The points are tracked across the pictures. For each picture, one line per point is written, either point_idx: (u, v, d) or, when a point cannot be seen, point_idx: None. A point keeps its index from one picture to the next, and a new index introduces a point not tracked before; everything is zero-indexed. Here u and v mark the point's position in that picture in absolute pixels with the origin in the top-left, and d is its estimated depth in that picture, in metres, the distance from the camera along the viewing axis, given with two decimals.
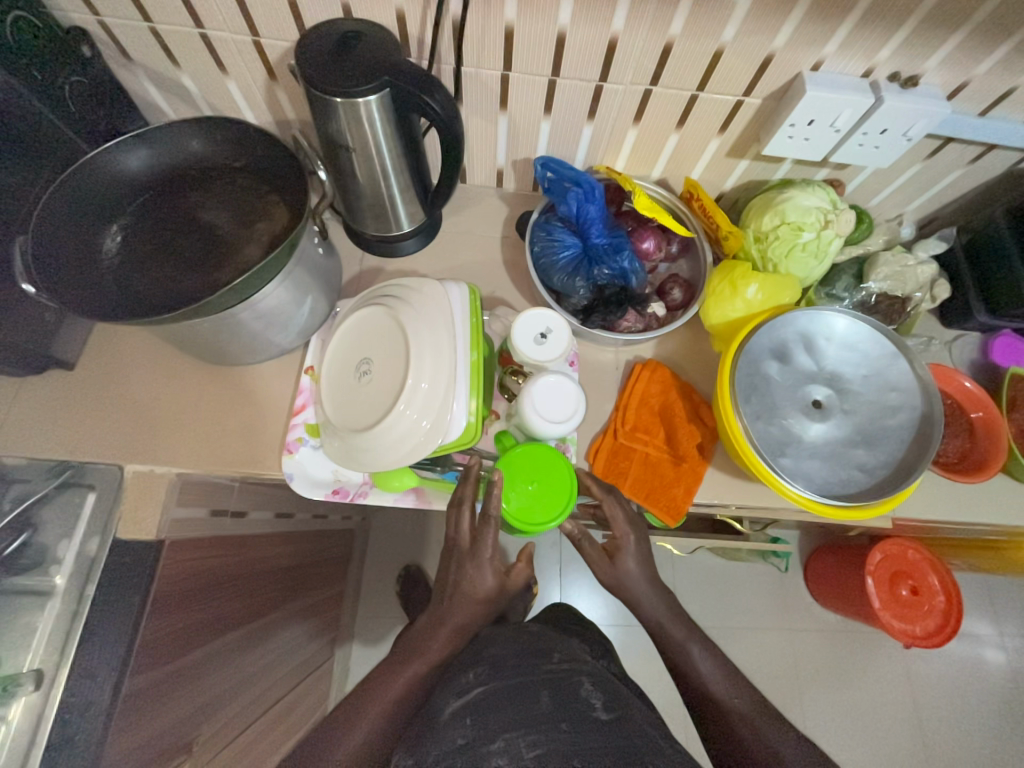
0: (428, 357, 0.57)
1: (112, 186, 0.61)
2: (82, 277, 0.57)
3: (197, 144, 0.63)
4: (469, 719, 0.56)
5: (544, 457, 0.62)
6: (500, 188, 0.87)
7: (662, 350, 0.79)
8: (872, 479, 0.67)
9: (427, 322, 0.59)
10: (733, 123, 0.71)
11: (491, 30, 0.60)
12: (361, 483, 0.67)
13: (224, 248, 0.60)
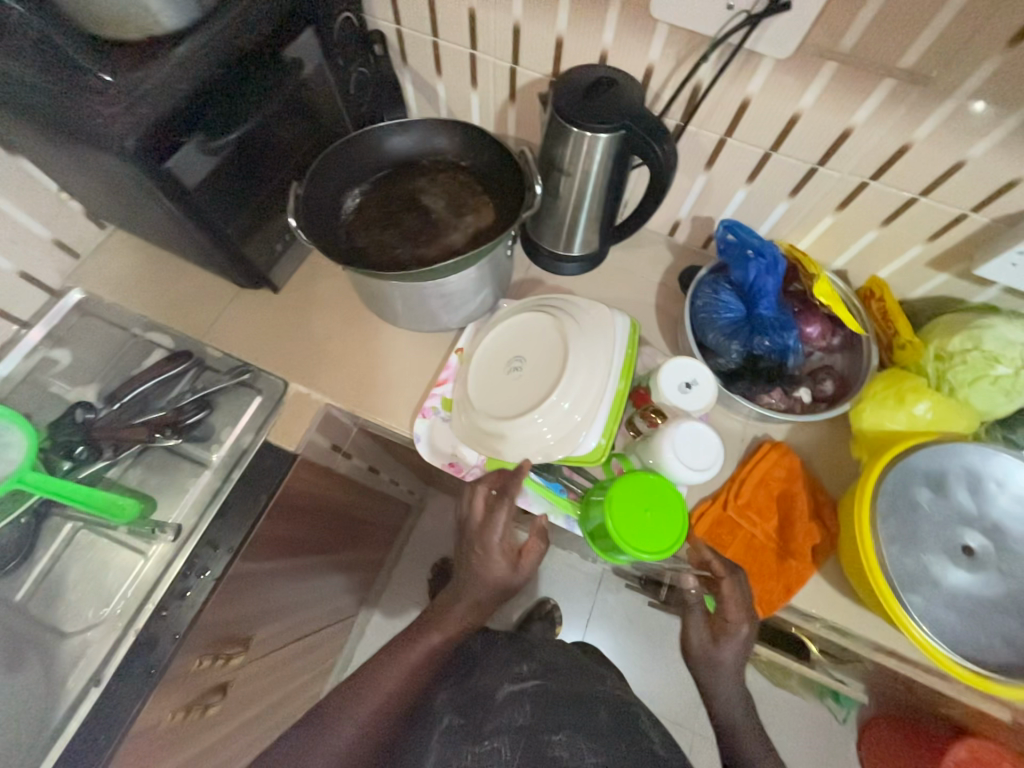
0: (581, 374, 0.61)
1: (366, 156, 0.72)
2: (323, 226, 0.68)
3: (438, 140, 0.73)
4: (530, 701, 0.75)
5: (662, 491, 0.59)
6: (670, 238, 0.90)
7: (793, 437, 0.76)
8: (1015, 656, 0.59)
9: (588, 343, 0.62)
10: (947, 234, 0.67)
11: (727, 98, 0.64)
12: (474, 464, 0.72)
13: (435, 231, 0.69)
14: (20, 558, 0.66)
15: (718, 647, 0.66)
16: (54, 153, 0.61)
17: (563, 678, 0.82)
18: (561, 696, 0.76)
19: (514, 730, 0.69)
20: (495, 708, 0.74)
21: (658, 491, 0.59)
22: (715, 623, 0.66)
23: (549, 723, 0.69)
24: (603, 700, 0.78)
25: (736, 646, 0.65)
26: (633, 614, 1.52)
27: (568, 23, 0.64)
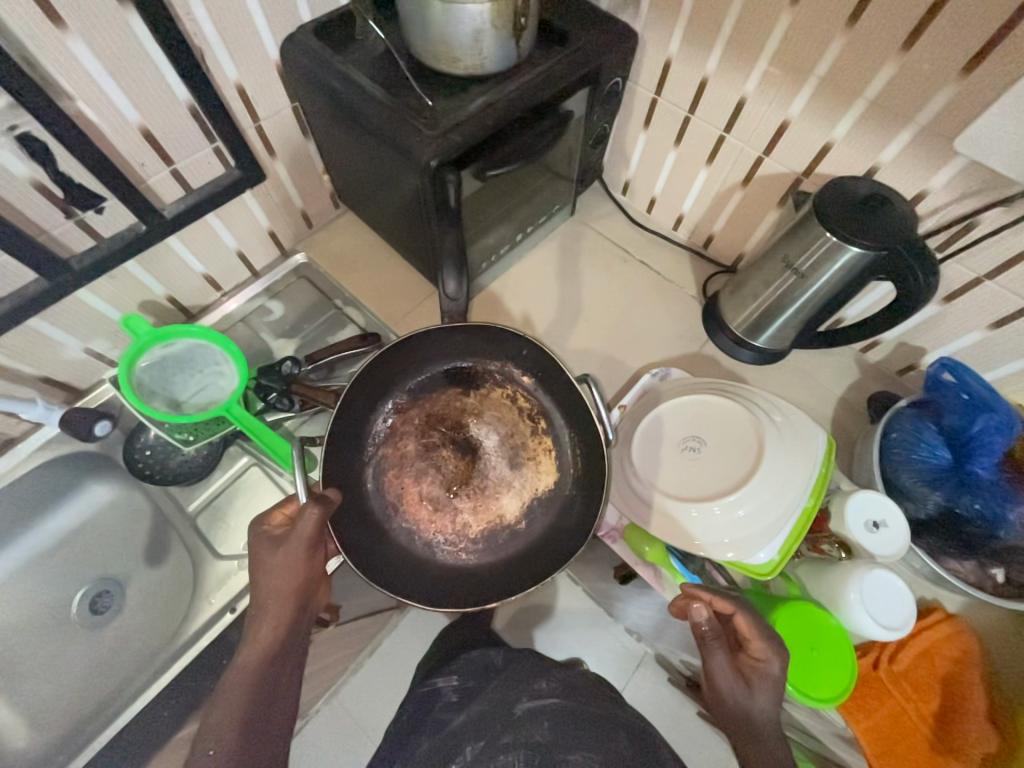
0: (774, 480, 0.60)
1: (420, 363, 0.73)
2: (361, 466, 0.70)
3: (502, 360, 0.75)
4: (546, 723, 0.78)
5: (831, 636, 0.56)
6: (860, 354, 0.84)
7: (973, 613, 0.66)
8: None
9: (786, 450, 0.61)
10: None
11: (1006, 243, 0.59)
12: (613, 527, 0.71)
13: (484, 485, 0.71)
14: (204, 473, 0.77)
15: (751, 694, 0.52)
16: (349, 146, 0.70)
17: (586, 705, 0.81)
18: (584, 721, 0.78)
19: (530, 747, 0.76)
20: (513, 723, 0.79)
21: (829, 634, 0.57)
22: (745, 665, 0.54)
23: (563, 741, 0.76)
24: (625, 726, 0.79)
25: (771, 687, 0.52)
26: (666, 712, 1.40)
27: (848, 133, 0.64)
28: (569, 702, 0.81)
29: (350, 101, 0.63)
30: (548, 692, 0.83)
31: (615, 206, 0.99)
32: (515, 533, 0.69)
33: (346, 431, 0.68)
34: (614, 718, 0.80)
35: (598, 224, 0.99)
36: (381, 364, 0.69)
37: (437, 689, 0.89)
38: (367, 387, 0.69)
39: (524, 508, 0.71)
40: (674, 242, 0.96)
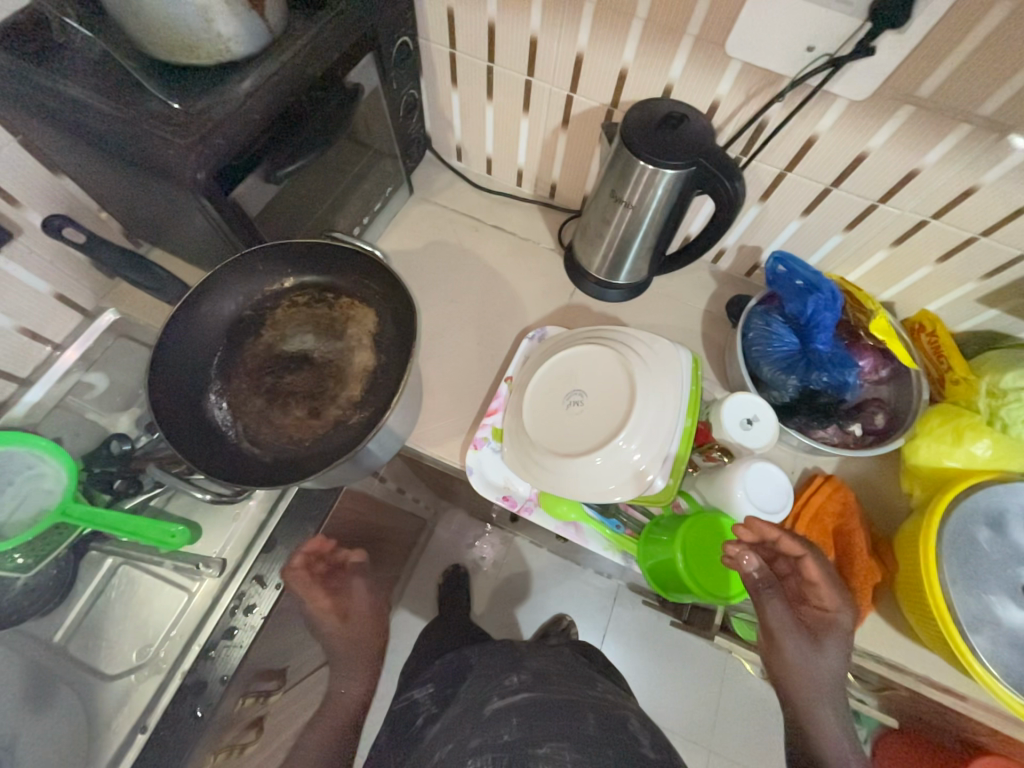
0: (650, 415, 0.61)
1: (200, 336, 0.59)
2: (209, 464, 0.55)
3: (249, 282, 0.61)
4: (514, 720, 0.75)
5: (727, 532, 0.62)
6: (712, 264, 0.89)
7: (843, 469, 0.76)
8: None
9: (655, 381, 0.63)
10: (1001, 274, 0.68)
11: (794, 135, 0.63)
12: (528, 498, 0.71)
13: (333, 369, 0.60)
14: (62, 595, 0.66)
15: (821, 649, 0.62)
16: (104, 174, 0.58)
17: (555, 688, 0.83)
18: (552, 712, 0.76)
19: (498, 747, 0.71)
20: (483, 725, 0.76)
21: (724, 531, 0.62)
22: (812, 619, 0.63)
23: (533, 735, 0.72)
24: (591, 707, 0.79)
25: (839, 640, 0.61)
26: (648, 631, 1.51)
27: (636, 55, 0.63)
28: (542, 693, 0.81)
29: (76, 121, 0.52)
30: (520, 691, 0.81)
31: (455, 174, 0.95)
32: (397, 351, 0.60)
33: (176, 439, 0.54)
34: (582, 702, 0.80)
35: (442, 197, 0.94)
36: (154, 382, 0.54)
37: (414, 703, 0.94)
38: (163, 410, 0.54)
39: (374, 350, 0.61)
40: (522, 199, 0.93)
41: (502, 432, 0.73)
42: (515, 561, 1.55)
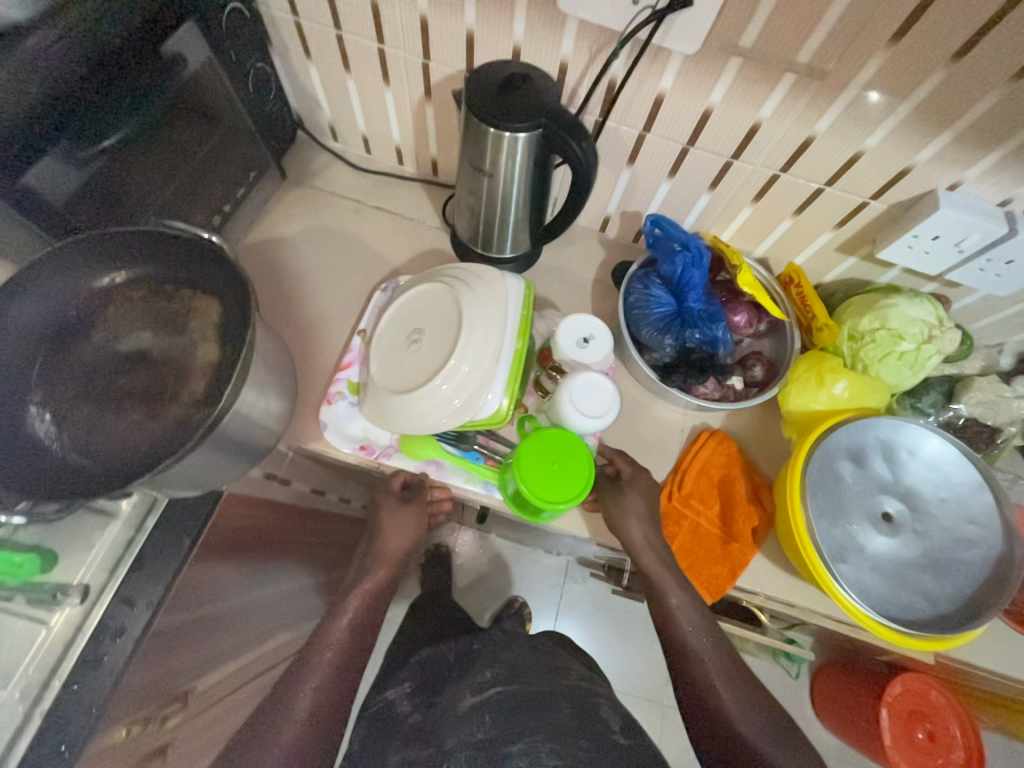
0: (476, 339, 0.62)
1: (10, 342, 0.53)
2: (25, 483, 0.50)
3: (69, 281, 0.55)
4: (487, 716, 0.71)
5: (564, 440, 0.66)
6: (602, 233, 0.90)
7: (730, 423, 0.78)
8: (934, 611, 0.62)
9: (481, 308, 0.64)
10: (851, 221, 0.72)
11: (643, 92, 0.64)
12: (387, 444, 0.72)
13: (174, 367, 0.56)
14: None
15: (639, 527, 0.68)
16: None
17: (534, 679, 0.78)
18: (525, 704, 0.72)
19: (474, 746, 0.67)
20: (455, 723, 0.71)
21: (562, 443, 0.66)
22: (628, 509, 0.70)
23: (506, 732, 0.68)
24: (564, 694, 0.75)
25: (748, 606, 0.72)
26: (599, 601, 1.54)
27: (478, 17, 0.62)
28: (513, 685, 0.76)
29: None
30: (491, 683, 0.77)
31: (332, 155, 0.90)
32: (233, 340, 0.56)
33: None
34: (553, 690, 0.76)
35: (320, 179, 0.89)
36: None
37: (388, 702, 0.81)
38: None
39: (219, 344, 0.56)
40: (405, 177, 0.90)
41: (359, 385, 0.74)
42: (463, 551, 1.53)
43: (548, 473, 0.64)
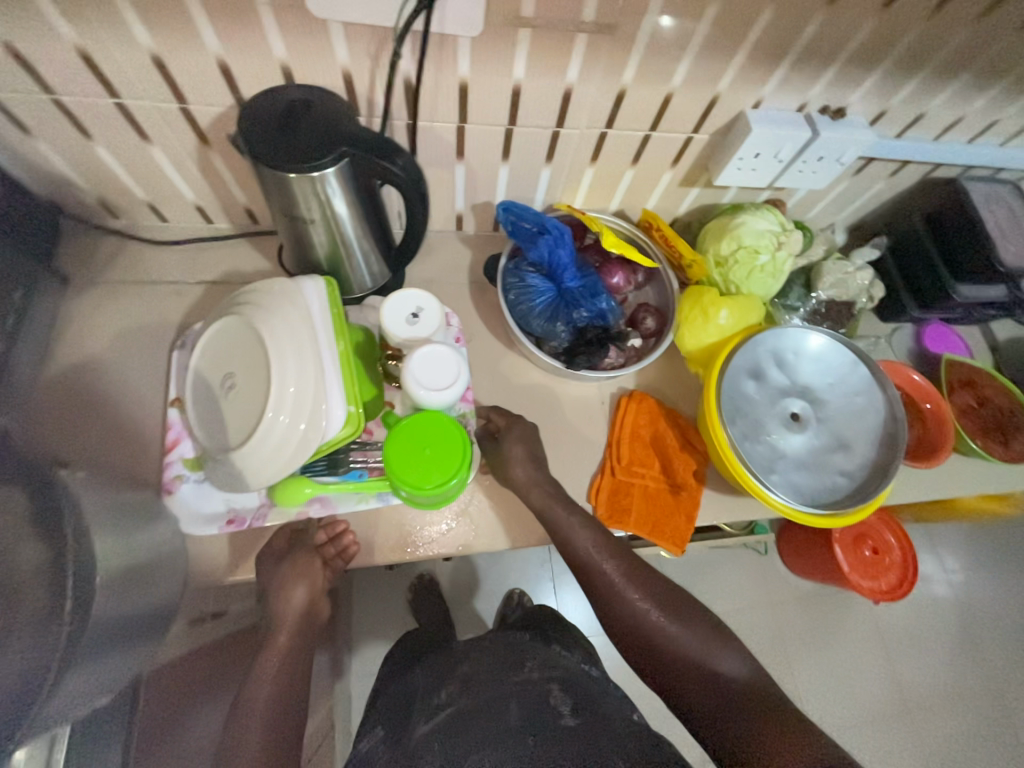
0: (290, 354, 0.54)
1: None
2: None
3: None
4: (435, 742, 0.66)
5: (424, 419, 0.56)
6: (461, 231, 0.85)
7: (643, 380, 0.80)
8: (854, 482, 0.70)
9: (281, 319, 0.55)
10: (684, 157, 0.74)
11: (445, 85, 0.58)
12: (259, 506, 0.63)
13: None
14: None
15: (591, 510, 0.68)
16: None
17: (483, 686, 0.75)
18: (477, 718, 0.67)
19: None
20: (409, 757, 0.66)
21: (423, 423, 0.56)
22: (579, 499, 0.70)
23: (457, 751, 0.63)
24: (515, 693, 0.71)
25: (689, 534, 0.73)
26: None
27: (223, 43, 0.52)
28: (467, 701, 0.72)
29: None
30: (445, 706, 0.73)
31: (119, 237, 0.75)
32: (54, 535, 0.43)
33: None
34: (506, 692, 0.72)
35: (116, 270, 0.74)
36: None
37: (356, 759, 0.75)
38: None
39: (47, 538, 0.41)
40: (222, 236, 0.78)
41: (197, 458, 0.62)
42: None
43: (420, 462, 0.55)
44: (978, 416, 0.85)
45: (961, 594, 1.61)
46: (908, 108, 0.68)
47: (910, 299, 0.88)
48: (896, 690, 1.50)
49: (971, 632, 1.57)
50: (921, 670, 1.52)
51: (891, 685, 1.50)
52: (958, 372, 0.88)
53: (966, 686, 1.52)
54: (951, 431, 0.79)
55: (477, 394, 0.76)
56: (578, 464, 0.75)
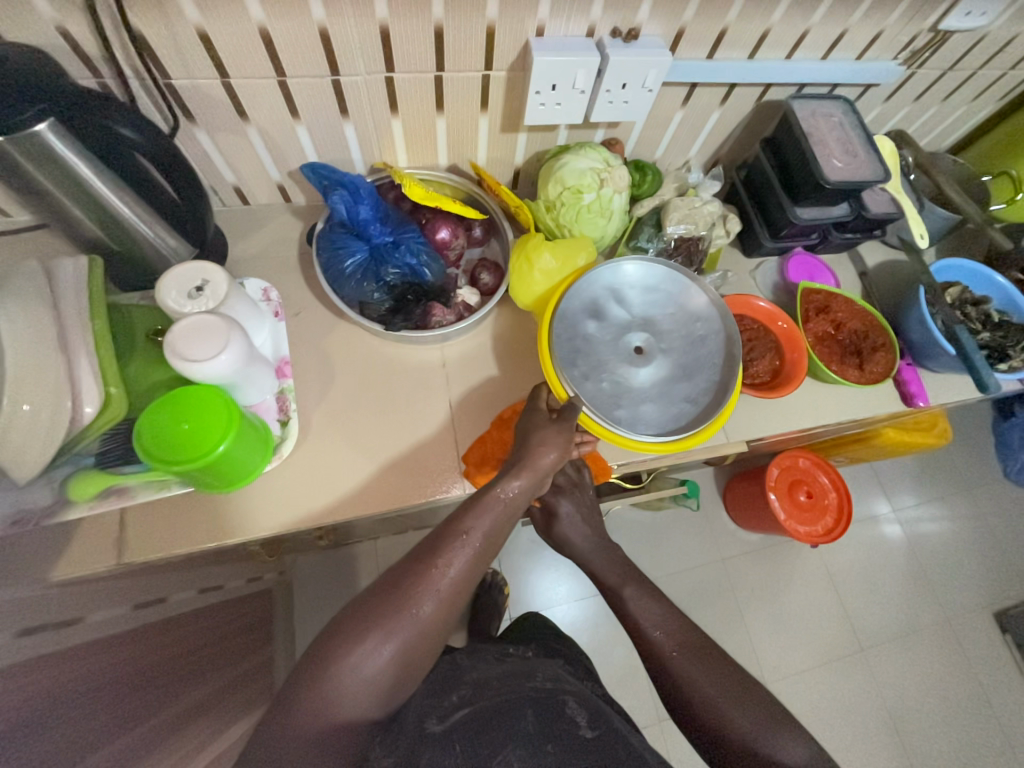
0: (23, 337, 0.51)
1: None
2: None
3: None
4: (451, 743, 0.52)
5: (182, 395, 0.55)
6: (290, 203, 0.81)
7: (488, 336, 0.78)
8: (699, 406, 0.69)
9: (12, 302, 0.52)
10: (491, 99, 0.70)
11: (180, 37, 0.55)
12: (51, 504, 0.61)
13: None
14: None
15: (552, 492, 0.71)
16: None
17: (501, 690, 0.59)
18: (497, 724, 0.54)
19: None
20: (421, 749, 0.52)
21: (183, 397, 0.55)
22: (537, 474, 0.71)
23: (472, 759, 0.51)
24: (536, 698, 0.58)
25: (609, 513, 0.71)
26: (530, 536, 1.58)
27: None
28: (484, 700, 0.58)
29: None
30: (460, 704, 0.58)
31: None
32: None
33: None
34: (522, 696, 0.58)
35: None
36: None
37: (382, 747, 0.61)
38: None
39: None
40: (24, 229, 0.73)
41: None
42: None
43: (179, 437, 0.53)
44: (835, 342, 0.84)
45: (910, 532, 1.61)
46: (705, 25, 0.66)
47: (763, 230, 0.86)
48: (851, 633, 1.49)
49: (922, 568, 1.57)
50: (874, 612, 1.51)
51: (845, 628, 1.49)
52: (810, 302, 0.85)
53: (919, 622, 1.51)
54: (805, 357, 0.78)
55: (306, 370, 0.72)
56: (421, 429, 0.72)
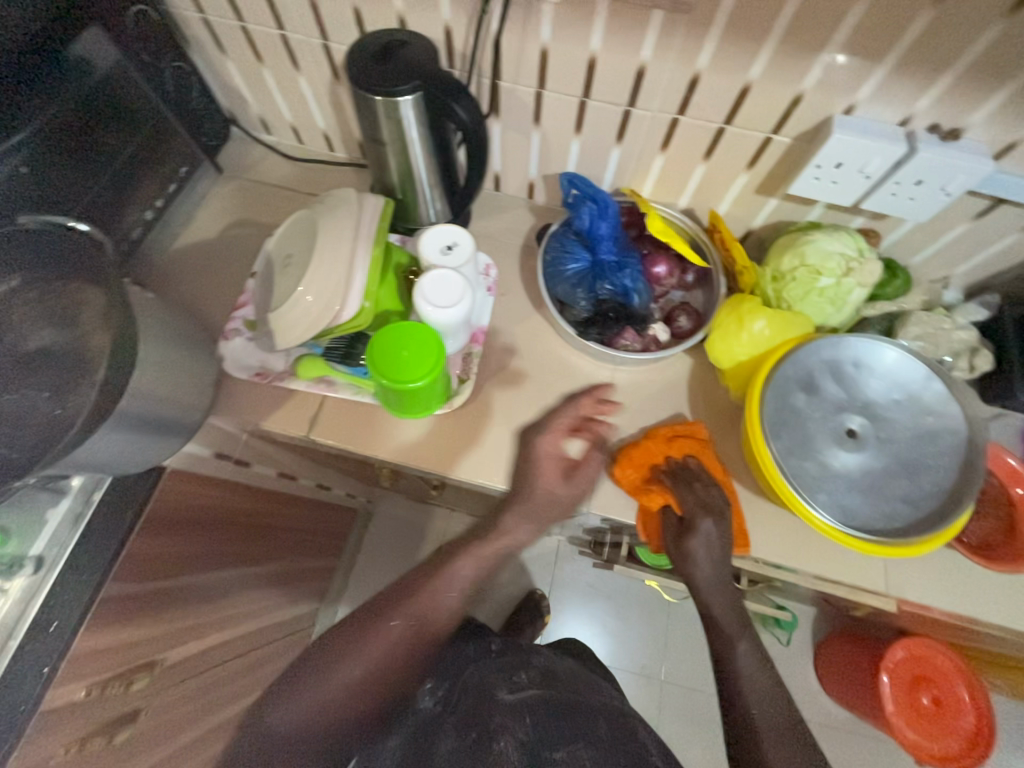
0: (331, 245, 0.66)
1: None
2: None
3: None
4: None
5: (410, 329, 0.65)
6: (530, 200, 0.90)
7: (661, 376, 0.78)
8: (917, 512, 0.64)
9: (334, 218, 0.68)
10: (762, 159, 0.70)
11: (527, 50, 0.65)
12: (281, 370, 0.76)
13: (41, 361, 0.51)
14: None
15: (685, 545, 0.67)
16: None
17: None
18: None
19: None
20: None
21: (410, 331, 0.65)
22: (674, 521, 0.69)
23: None
24: None
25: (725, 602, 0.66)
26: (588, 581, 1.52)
27: None
28: None
29: None
30: None
31: (265, 148, 0.93)
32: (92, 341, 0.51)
33: None
34: None
35: (255, 172, 0.92)
36: None
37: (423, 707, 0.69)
38: None
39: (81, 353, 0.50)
40: (336, 162, 0.93)
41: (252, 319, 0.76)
42: None
43: (396, 361, 0.63)
44: None
45: None
46: None
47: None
48: None
49: None
50: None
51: None
52: None
53: None
54: None
55: (491, 344, 0.80)
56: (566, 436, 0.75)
